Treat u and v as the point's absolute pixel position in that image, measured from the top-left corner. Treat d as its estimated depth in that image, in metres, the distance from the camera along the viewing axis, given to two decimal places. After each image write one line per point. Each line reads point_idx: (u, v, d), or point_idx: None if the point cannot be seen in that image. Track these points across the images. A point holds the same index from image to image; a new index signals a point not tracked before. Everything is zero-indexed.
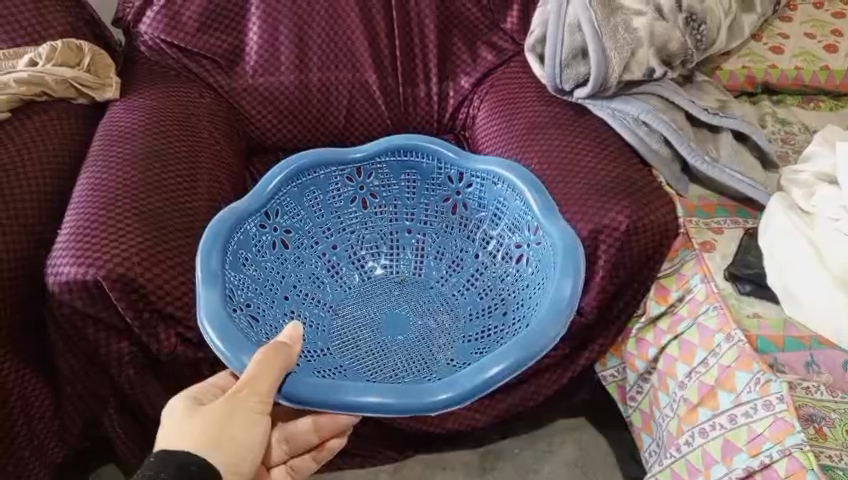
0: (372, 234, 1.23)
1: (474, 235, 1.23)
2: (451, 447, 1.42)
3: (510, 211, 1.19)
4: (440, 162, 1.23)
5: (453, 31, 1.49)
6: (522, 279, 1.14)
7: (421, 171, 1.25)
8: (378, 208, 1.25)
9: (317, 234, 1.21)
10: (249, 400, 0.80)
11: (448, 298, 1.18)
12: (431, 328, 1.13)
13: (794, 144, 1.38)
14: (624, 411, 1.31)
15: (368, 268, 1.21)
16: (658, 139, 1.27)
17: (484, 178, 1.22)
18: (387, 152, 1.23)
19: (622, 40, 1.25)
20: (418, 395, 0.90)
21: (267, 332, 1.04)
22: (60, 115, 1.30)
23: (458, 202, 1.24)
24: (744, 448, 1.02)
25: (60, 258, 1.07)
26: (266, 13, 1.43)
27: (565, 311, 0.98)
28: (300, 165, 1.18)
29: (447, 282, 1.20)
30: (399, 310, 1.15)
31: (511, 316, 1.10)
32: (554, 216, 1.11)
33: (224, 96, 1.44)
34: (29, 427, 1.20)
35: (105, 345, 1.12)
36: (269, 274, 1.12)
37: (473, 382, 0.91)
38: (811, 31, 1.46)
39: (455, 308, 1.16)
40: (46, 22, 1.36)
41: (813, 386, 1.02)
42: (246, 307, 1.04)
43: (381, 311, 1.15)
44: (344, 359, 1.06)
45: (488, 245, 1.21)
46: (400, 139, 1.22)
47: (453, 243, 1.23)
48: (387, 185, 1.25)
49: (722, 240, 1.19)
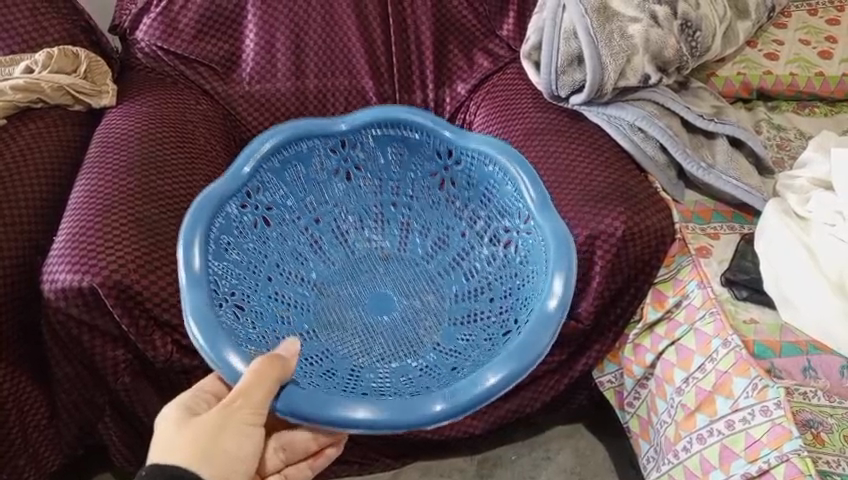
0: (356, 207, 1.22)
1: (462, 213, 1.22)
2: (449, 453, 1.41)
3: (502, 196, 1.19)
4: (429, 136, 1.23)
5: (450, 38, 1.49)
6: (510, 266, 1.14)
7: (409, 144, 1.24)
8: (363, 182, 1.24)
9: (300, 209, 1.19)
10: (242, 412, 0.79)
11: (434, 276, 1.17)
12: (417, 308, 1.12)
13: (789, 149, 1.39)
14: (622, 417, 1.30)
15: (353, 244, 1.20)
16: (654, 145, 1.27)
17: (474, 156, 1.20)
18: (374, 124, 1.22)
19: (617, 47, 1.26)
20: (416, 409, 0.89)
21: (253, 321, 1.03)
22: (56, 122, 1.30)
23: (446, 180, 1.24)
24: (742, 454, 1.02)
25: (55, 264, 1.07)
26: (262, 20, 1.43)
27: (559, 316, 0.98)
28: (284, 137, 1.17)
29: (434, 261, 1.18)
30: (384, 290, 1.14)
31: (500, 304, 1.10)
32: (550, 213, 1.10)
33: (220, 103, 1.44)
34: (24, 435, 1.19)
35: (101, 352, 1.12)
36: (252, 256, 1.11)
37: (471, 395, 0.91)
38: (806, 37, 1.47)
39: (441, 288, 1.15)
40: (42, 29, 1.36)
41: (811, 391, 1.02)
42: (230, 296, 1.03)
43: (366, 290, 1.14)
44: (330, 343, 1.05)
45: (476, 225, 1.20)
46: (386, 111, 1.21)
47: (439, 219, 1.22)
48: (373, 158, 1.24)
49: (719, 245, 1.19)
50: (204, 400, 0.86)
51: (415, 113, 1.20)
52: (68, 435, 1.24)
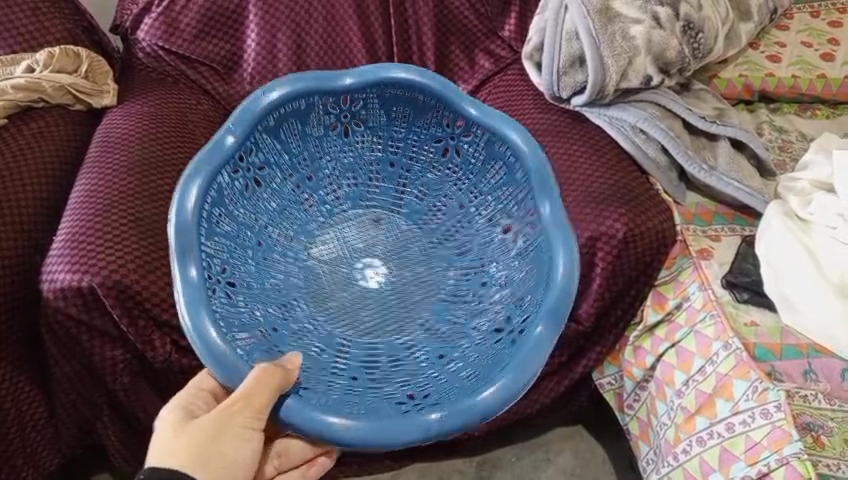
0: (353, 161, 1.21)
1: (462, 183, 1.20)
2: (448, 455, 1.41)
3: (508, 172, 1.16)
4: (437, 101, 1.18)
5: (451, 39, 1.49)
6: (511, 252, 1.12)
7: (414, 107, 1.20)
8: (362, 138, 1.21)
9: (295, 166, 1.16)
10: (242, 416, 0.79)
11: (428, 248, 1.15)
12: (407, 280, 1.10)
13: (791, 151, 1.38)
14: (622, 419, 1.30)
15: (345, 206, 1.18)
16: (655, 147, 1.27)
17: (480, 132, 1.18)
18: (381, 85, 1.17)
19: (619, 48, 1.26)
20: (410, 424, 0.85)
21: (244, 299, 0.99)
22: (57, 121, 1.30)
23: (449, 147, 1.21)
24: (742, 457, 1.02)
25: (55, 264, 1.07)
26: (263, 19, 1.42)
27: (563, 315, 0.96)
28: (283, 97, 1.10)
29: (427, 230, 1.17)
30: (375, 257, 1.13)
31: (495, 289, 1.09)
32: (553, 198, 1.07)
33: (222, 103, 1.45)
34: (23, 435, 1.19)
35: (100, 352, 1.12)
36: (245, 218, 1.08)
37: (463, 406, 0.88)
38: (808, 39, 1.46)
39: (434, 262, 1.13)
40: (44, 28, 1.36)
41: (811, 394, 1.01)
42: (221, 274, 0.98)
43: (356, 258, 1.12)
44: (317, 314, 1.03)
45: (475, 197, 1.19)
46: (393, 72, 1.15)
47: (438, 183, 1.21)
48: (376, 117, 1.20)
49: (720, 248, 1.19)
50: (202, 400, 0.86)
51: (426, 80, 1.14)
52: (66, 435, 1.24)
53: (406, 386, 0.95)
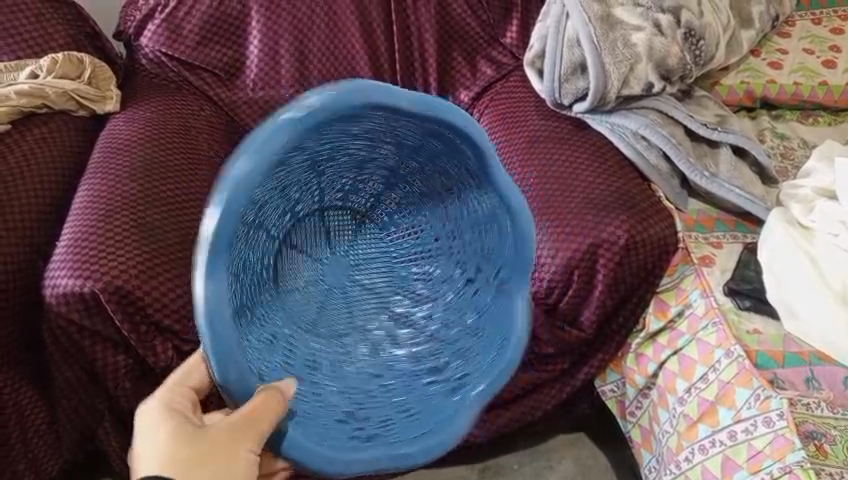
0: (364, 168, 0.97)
1: (447, 221, 0.98)
2: (450, 462, 1.40)
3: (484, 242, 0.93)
4: (473, 150, 0.84)
5: (453, 45, 1.50)
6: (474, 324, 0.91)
7: (447, 146, 0.87)
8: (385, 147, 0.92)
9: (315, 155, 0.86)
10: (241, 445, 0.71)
11: (388, 278, 1.00)
12: (359, 291, 1.00)
13: (793, 159, 1.38)
14: (623, 426, 1.29)
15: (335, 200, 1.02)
16: (657, 154, 1.27)
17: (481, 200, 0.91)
18: (435, 122, 0.80)
19: (620, 55, 1.27)
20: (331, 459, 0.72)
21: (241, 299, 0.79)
22: (60, 127, 1.30)
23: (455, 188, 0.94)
24: (744, 465, 1.01)
25: (57, 270, 1.07)
26: (265, 26, 1.43)
27: (489, 395, 0.82)
28: (338, 100, 0.72)
29: (391, 259, 1.02)
30: (351, 261, 1.04)
31: (448, 354, 0.89)
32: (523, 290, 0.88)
33: (224, 110, 1.45)
34: (24, 440, 1.19)
35: (101, 358, 1.12)
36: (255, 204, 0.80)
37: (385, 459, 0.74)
38: (809, 47, 1.46)
39: (396, 283, 0.99)
40: (48, 35, 1.37)
41: (813, 403, 1.01)
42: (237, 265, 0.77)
43: (328, 266, 1.03)
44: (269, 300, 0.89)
45: (453, 237, 0.97)
46: (455, 112, 0.79)
47: (423, 215, 1.01)
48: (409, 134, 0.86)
49: (722, 255, 1.19)
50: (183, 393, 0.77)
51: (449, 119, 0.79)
52: (67, 442, 1.23)
53: (348, 399, 0.81)
